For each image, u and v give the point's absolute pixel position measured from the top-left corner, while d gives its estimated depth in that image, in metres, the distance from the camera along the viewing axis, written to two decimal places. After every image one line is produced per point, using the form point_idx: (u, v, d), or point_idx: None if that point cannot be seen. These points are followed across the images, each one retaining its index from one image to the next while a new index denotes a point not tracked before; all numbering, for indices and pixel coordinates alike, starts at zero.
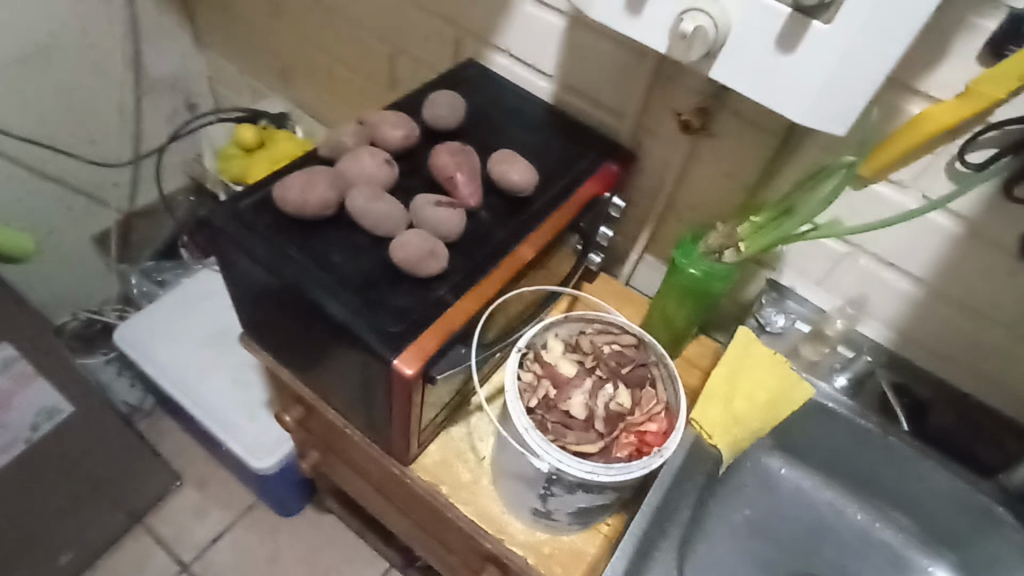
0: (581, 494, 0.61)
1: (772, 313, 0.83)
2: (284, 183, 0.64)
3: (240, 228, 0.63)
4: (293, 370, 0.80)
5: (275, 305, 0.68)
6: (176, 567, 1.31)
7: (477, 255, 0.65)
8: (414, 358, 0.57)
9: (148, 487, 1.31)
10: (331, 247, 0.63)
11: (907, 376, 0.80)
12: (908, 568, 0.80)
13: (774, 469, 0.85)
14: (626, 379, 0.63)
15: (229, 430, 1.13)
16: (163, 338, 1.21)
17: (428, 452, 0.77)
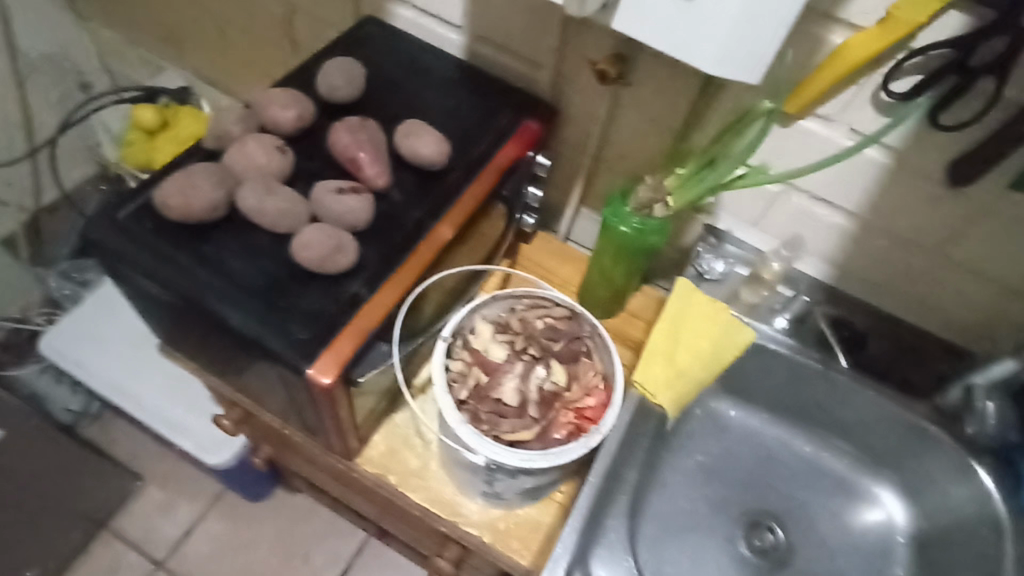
0: (525, 477, 0.59)
1: (711, 259, 0.82)
2: (165, 186, 0.58)
3: (123, 241, 0.57)
4: (219, 372, 0.74)
5: (179, 315, 0.62)
6: (149, 565, 1.27)
7: (391, 241, 0.61)
8: (330, 365, 0.54)
9: (104, 493, 1.26)
10: (227, 252, 0.58)
11: (842, 309, 0.80)
12: (856, 492, 0.82)
13: (723, 412, 0.86)
14: (560, 356, 0.61)
15: (177, 430, 1.08)
16: (95, 343, 1.14)
17: (373, 443, 0.73)
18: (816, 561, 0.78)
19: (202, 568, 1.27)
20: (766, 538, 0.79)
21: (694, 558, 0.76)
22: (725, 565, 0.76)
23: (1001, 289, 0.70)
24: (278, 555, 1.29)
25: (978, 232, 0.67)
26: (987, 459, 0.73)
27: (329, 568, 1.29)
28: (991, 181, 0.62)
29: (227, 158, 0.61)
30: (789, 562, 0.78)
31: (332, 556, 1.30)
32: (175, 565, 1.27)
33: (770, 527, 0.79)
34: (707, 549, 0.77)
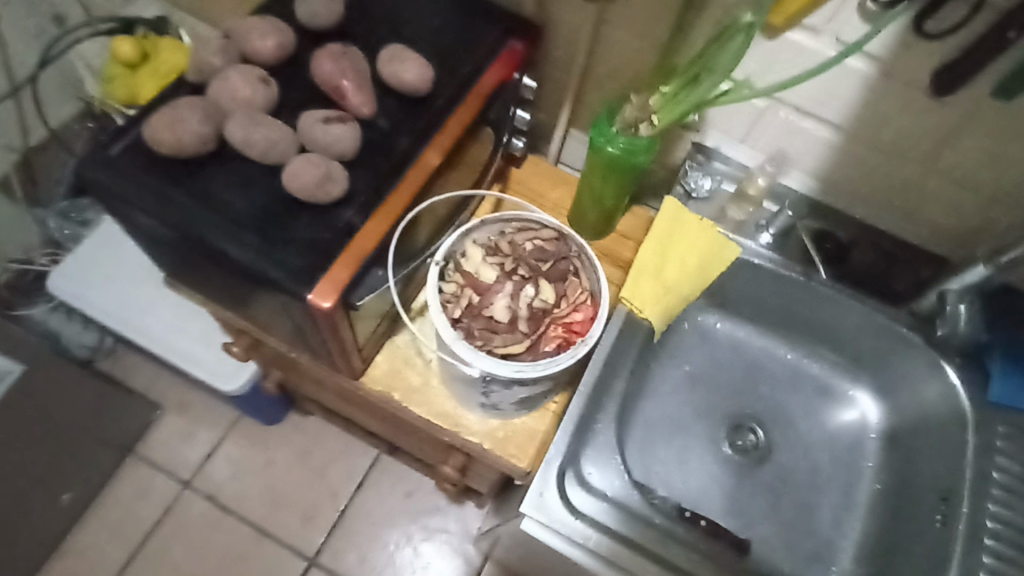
0: (519, 388, 0.64)
1: (699, 176, 0.83)
2: (152, 121, 0.59)
3: (118, 178, 0.59)
4: (225, 303, 0.77)
5: (180, 248, 0.64)
6: (177, 485, 1.35)
7: (381, 169, 0.62)
8: (330, 290, 0.56)
9: (127, 421, 1.33)
10: (220, 185, 0.60)
11: (826, 222, 0.82)
12: (834, 395, 0.87)
13: (710, 324, 0.90)
14: (548, 275, 0.64)
15: (192, 362, 1.13)
16: (101, 280, 1.16)
17: (376, 363, 0.77)
18: (795, 457, 0.83)
19: (226, 486, 1.36)
20: (747, 439, 0.84)
21: (679, 458, 0.82)
22: (709, 464, 0.82)
23: (982, 198, 0.71)
24: (297, 472, 1.38)
25: (959, 141, 0.67)
26: (956, 359, 0.77)
27: (345, 482, 1.38)
28: (977, 89, 0.62)
29: (211, 92, 0.61)
30: (769, 459, 0.83)
31: (347, 471, 1.39)
32: (201, 484, 1.36)
33: (751, 429, 0.85)
34: (692, 451, 0.83)
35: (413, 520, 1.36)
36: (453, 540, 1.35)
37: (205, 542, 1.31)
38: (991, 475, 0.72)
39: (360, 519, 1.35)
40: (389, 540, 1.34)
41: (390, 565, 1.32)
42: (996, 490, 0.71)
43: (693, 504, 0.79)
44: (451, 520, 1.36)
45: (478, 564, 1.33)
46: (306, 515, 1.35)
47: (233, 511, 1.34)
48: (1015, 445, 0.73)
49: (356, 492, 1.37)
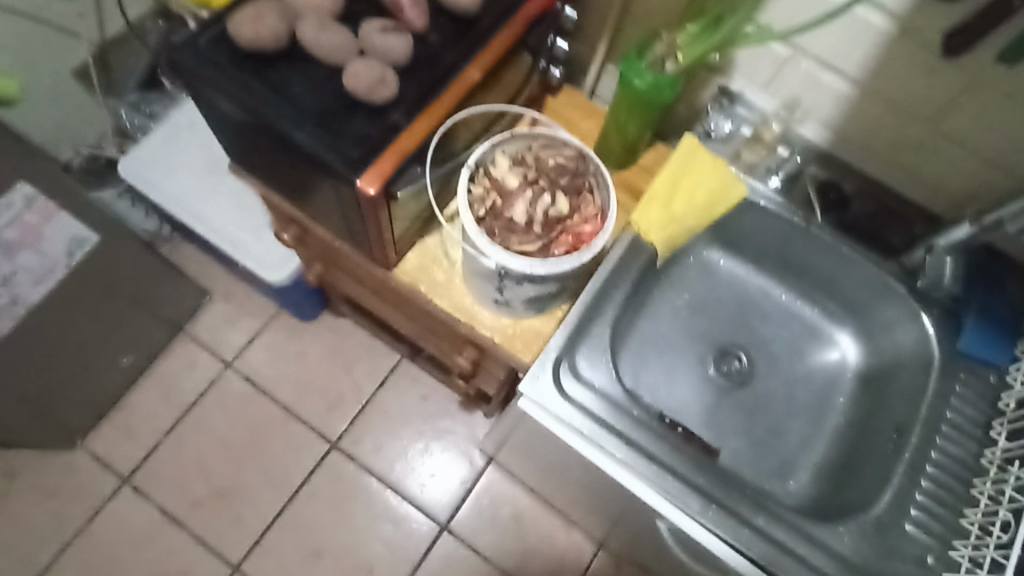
0: (528, 286, 0.73)
1: (720, 119, 0.89)
2: (235, 16, 0.67)
3: (204, 65, 0.68)
4: (280, 191, 0.88)
5: (248, 134, 0.74)
6: (220, 364, 1.51)
7: (427, 78, 0.70)
8: (375, 179, 0.66)
9: (180, 301, 1.48)
10: (289, 80, 0.69)
11: (835, 172, 0.88)
12: (821, 336, 0.95)
13: (713, 260, 0.98)
14: (565, 189, 0.73)
15: (243, 252, 1.26)
16: (167, 167, 1.28)
17: (407, 258, 0.87)
18: (772, 384, 0.92)
19: (263, 370, 1.51)
20: (732, 364, 0.93)
21: (668, 372, 0.92)
22: (694, 381, 0.92)
23: (979, 162, 0.77)
24: (326, 365, 1.52)
25: (965, 103, 0.72)
26: (935, 310, 0.84)
27: (368, 381, 1.52)
28: (985, 52, 0.66)
29: None
30: (749, 383, 0.92)
31: (370, 370, 1.53)
32: (241, 365, 1.51)
33: (737, 356, 0.94)
34: (679, 367, 0.92)
35: (427, 421, 1.50)
36: (460, 442, 1.49)
37: (242, 415, 1.47)
38: (943, 414, 0.80)
39: (379, 414, 1.50)
40: (403, 435, 1.48)
41: (402, 458, 1.47)
42: (944, 427, 0.79)
43: (674, 411, 0.90)
44: (460, 425, 1.50)
45: (480, 465, 1.47)
46: (332, 405, 1.49)
47: (267, 392, 1.49)
48: (970, 393, 0.80)
49: (378, 390, 1.51)
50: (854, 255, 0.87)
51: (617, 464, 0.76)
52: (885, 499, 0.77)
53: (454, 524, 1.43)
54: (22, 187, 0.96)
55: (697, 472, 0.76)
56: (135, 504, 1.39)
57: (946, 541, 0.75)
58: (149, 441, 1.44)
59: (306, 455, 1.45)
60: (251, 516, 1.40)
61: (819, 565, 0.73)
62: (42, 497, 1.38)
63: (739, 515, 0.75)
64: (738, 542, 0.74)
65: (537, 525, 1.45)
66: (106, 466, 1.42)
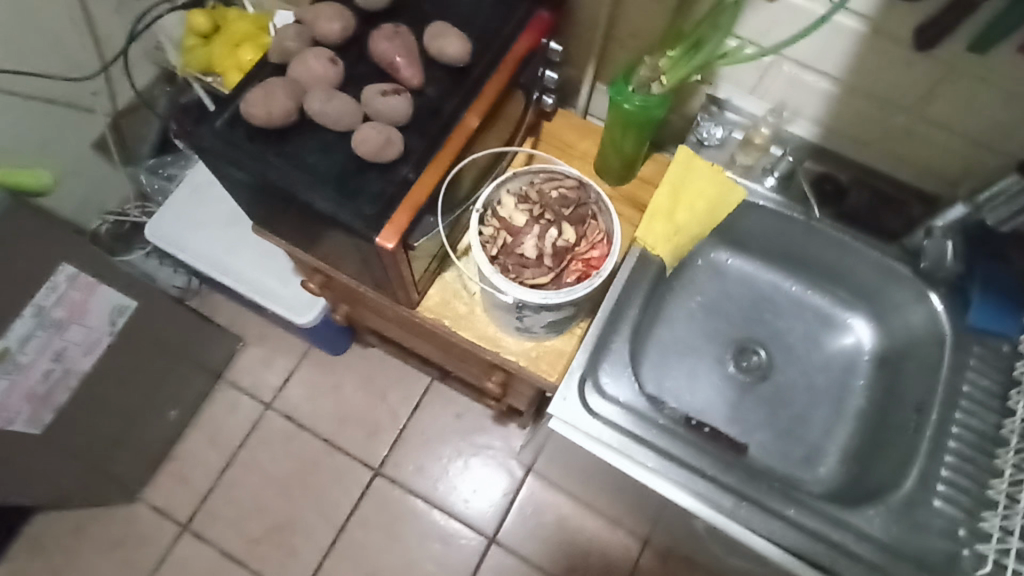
0: (547, 313, 0.77)
1: (711, 126, 0.92)
2: (247, 98, 0.72)
3: (223, 145, 0.73)
4: (303, 247, 0.93)
5: (269, 200, 0.79)
6: (260, 406, 1.58)
7: (430, 132, 0.75)
8: (393, 233, 0.70)
9: (217, 349, 1.54)
10: (303, 149, 0.74)
11: (828, 164, 0.92)
12: (834, 322, 0.98)
13: (722, 260, 1.01)
14: (569, 219, 0.77)
15: (271, 298, 1.31)
16: (191, 226, 1.35)
17: (429, 295, 0.91)
18: (792, 376, 0.96)
19: (302, 407, 1.57)
20: (752, 360, 0.97)
21: (690, 375, 0.96)
22: (716, 380, 0.96)
23: (967, 143, 0.79)
24: (361, 395, 1.58)
25: (945, 91, 0.74)
26: (942, 289, 0.87)
27: (403, 405, 1.57)
28: (955, 45, 0.69)
29: (291, 71, 0.74)
30: (770, 376, 0.96)
31: (404, 395, 1.58)
32: (280, 405, 1.58)
33: (756, 351, 0.97)
34: (701, 369, 0.96)
35: (465, 438, 1.55)
36: (498, 455, 1.54)
37: (287, 452, 1.54)
38: (961, 388, 0.82)
39: (416, 436, 1.55)
40: (443, 454, 1.53)
41: (445, 476, 1.52)
42: (963, 401, 0.82)
43: (699, 412, 0.94)
44: (496, 439, 1.55)
45: (520, 476, 1.52)
46: (371, 432, 1.55)
47: (308, 427, 1.56)
48: (986, 366, 0.83)
49: (413, 413, 1.57)
50: (857, 243, 0.90)
51: (650, 472, 0.79)
52: (912, 479, 0.80)
53: (502, 536, 1.47)
54: (65, 267, 1.03)
55: (726, 472, 0.79)
56: (197, 547, 1.46)
57: (976, 514, 0.77)
58: (203, 486, 1.51)
59: (352, 483, 1.51)
60: (307, 548, 1.46)
61: (854, 549, 0.76)
62: (110, 548, 1.46)
63: (772, 509, 0.78)
64: (773, 535, 0.76)
65: (582, 528, 1.49)
66: (166, 514, 1.49)
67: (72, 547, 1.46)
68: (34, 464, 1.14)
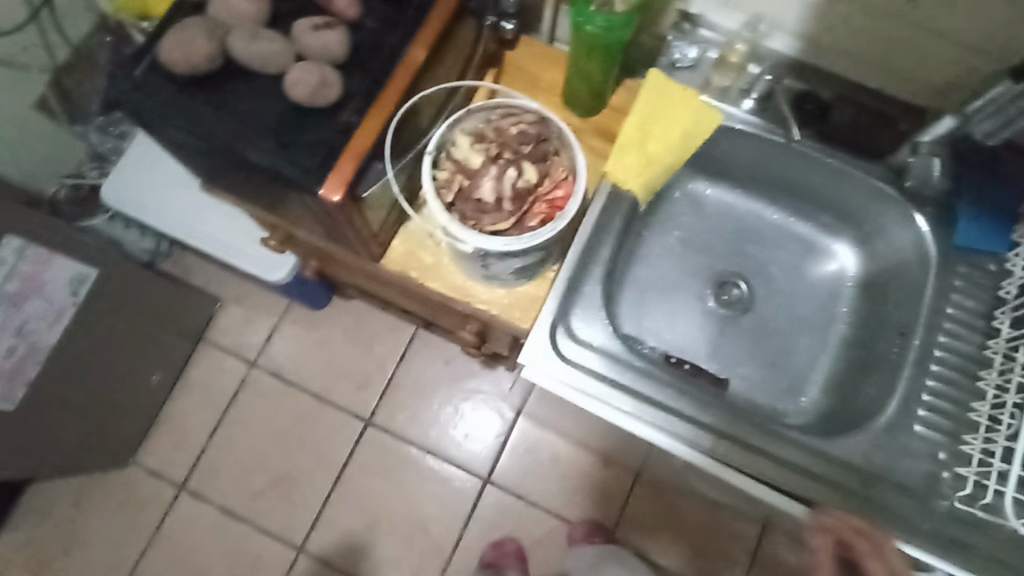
0: (512, 259, 0.73)
1: (684, 46, 0.86)
2: (165, 43, 0.65)
3: (146, 98, 0.67)
4: (256, 203, 0.87)
5: (207, 156, 0.73)
6: (246, 365, 1.56)
7: (373, 70, 0.69)
8: (337, 186, 0.65)
9: (194, 311, 1.51)
10: (234, 97, 0.67)
11: (809, 82, 0.86)
12: (818, 250, 0.94)
13: (700, 191, 0.96)
14: (530, 157, 0.71)
15: (240, 257, 1.26)
16: (146, 187, 1.26)
17: (394, 247, 0.87)
18: (774, 307, 0.93)
19: (287, 363, 1.55)
20: (733, 293, 0.94)
21: (670, 312, 0.92)
22: (696, 316, 0.93)
23: (958, 48, 0.73)
24: (347, 349, 1.56)
25: None
26: (928, 209, 0.82)
27: (390, 356, 1.56)
28: None
29: (212, 10, 0.67)
30: (751, 310, 0.93)
31: (390, 345, 1.56)
32: (265, 362, 1.56)
33: (737, 284, 0.94)
34: (680, 305, 0.93)
35: (454, 384, 1.54)
36: (489, 398, 1.54)
37: (276, 408, 1.53)
38: (944, 311, 0.80)
39: (405, 385, 1.54)
40: (434, 401, 1.53)
41: (437, 423, 1.52)
42: (947, 323, 0.79)
43: (679, 350, 0.91)
44: (485, 383, 1.54)
45: (512, 418, 1.52)
46: (360, 385, 1.54)
47: (295, 383, 1.54)
48: (971, 286, 0.80)
49: (400, 362, 1.55)
50: (841, 165, 0.84)
51: (627, 416, 0.77)
52: (893, 405, 0.78)
53: (497, 476, 1.49)
54: (11, 240, 0.99)
55: (704, 411, 0.78)
56: (196, 507, 1.47)
57: (957, 437, 0.76)
58: (196, 447, 1.51)
59: (344, 435, 1.51)
60: (305, 501, 1.47)
61: (833, 479, 0.76)
62: (110, 513, 1.47)
63: (751, 446, 0.77)
64: (753, 471, 0.76)
65: (575, 464, 1.49)
66: (162, 477, 1.49)
67: (73, 514, 1.47)
68: (25, 442, 1.12)
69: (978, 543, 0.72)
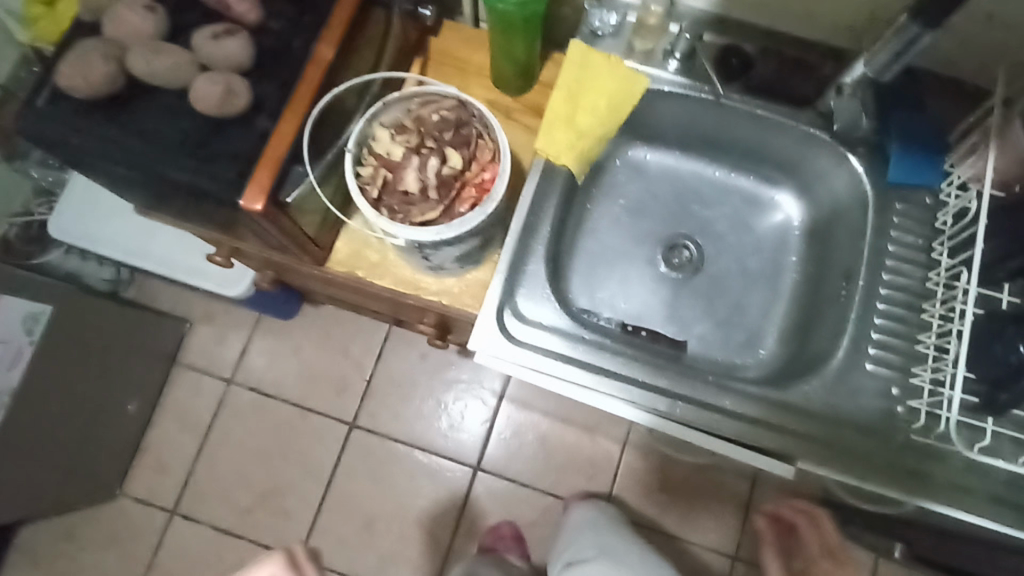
0: (448, 248, 0.73)
1: (603, 13, 0.85)
2: (62, 68, 0.64)
3: (52, 127, 0.65)
4: (192, 219, 0.86)
5: (127, 178, 0.72)
6: (222, 382, 1.54)
7: (282, 73, 0.68)
8: (257, 195, 0.63)
9: (162, 335, 1.49)
10: (142, 116, 0.66)
11: (733, 35, 0.86)
12: (761, 201, 0.95)
13: (640, 156, 0.96)
14: (453, 143, 0.71)
15: (199, 276, 1.24)
16: (95, 217, 1.24)
17: (338, 248, 0.85)
18: (724, 264, 0.93)
19: (263, 376, 1.54)
20: (682, 255, 0.94)
21: (621, 281, 0.93)
22: (648, 282, 0.93)
23: None
24: (322, 354, 1.54)
25: None
26: (861, 149, 0.82)
27: (366, 356, 1.54)
28: None
29: (108, 30, 0.65)
30: (702, 269, 0.93)
31: (366, 345, 1.55)
32: (242, 377, 1.54)
33: (686, 246, 0.94)
34: (631, 273, 0.93)
35: (434, 376, 1.53)
36: (470, 386, 1.52)
37: (258, 421, 1.51)
38: (886, 248, 0.80)
39: (385, 383, 1.52)
40: (416, 396, 1.51)
41: (421, 416, 1.50)
42: (889, 260, 0.80)
43: (635, 318, 0.91)
44: (464, 371, 1.53)
45: (496, 404, 1.51)
46: (339, 390, 1.52)
47: (275, 395, 1.52)
48: (909, 220, 0.80)
49: (378, 361, 1.54)
50: (772, 115, 0.84)
51: (583, 389, 0.77)
52: (844, 347, 0.79)
53: (486, 462, 1.48)
54: None
55: (659, 375, 0.78)
56: (190, 528, 1.46)
57: (907, 370, 0.77)
58: (182, 470, 1.49)
59: (329, 440, 1.49)
60: (298, 509, 1.46)
61: (789, 426, 0.77)
62: (105, 546, 1.46)
63: (708, 404, 0.78)
64: (712, 428, 0.77)
65: (564, 440, 1.48)
66: (152, 503, 1.48)
67: (67, 551, 1.46)
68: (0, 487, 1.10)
69: (934, 471, 0.74)
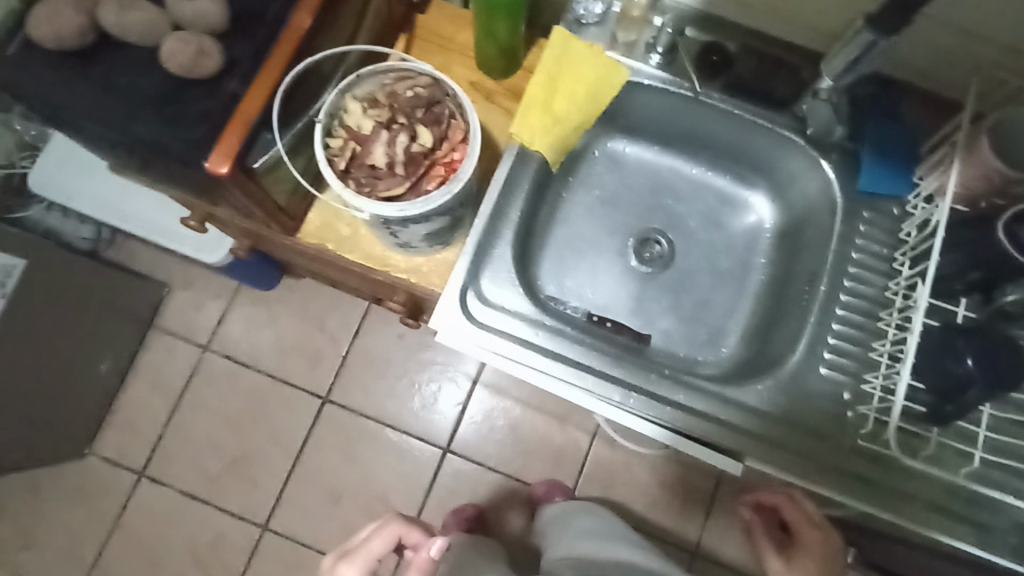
0: (415, 226, 0.73)
1: (589, 2, 0.86)
2: (33, 17, 0.63)
3: (21, 77, 0.65)
4: (166, 181, 0.85)
5: (98, 134, 0.72)
6: (197, 349, 1.53)
7: (258, 37, 0.68)
8: (222, 158, 0.63)
9: (140, 297, 1.48)
10: (114, 72, 0.66)
11: (716, 33, 0.87)
12: (736, 202, 0.95)
13: (619, 149, 0.96)
14: (424, 121, 0.71)
15: (175, 240, 1.24)
16: (73, 174, 1.24)
17: (309, 220, 0.85)
18: (694, 261, 0.94)
19: (239, 345, 1.53)
20: (653, 250, 0.94)
21: (591, 271, 0.93)
22: (617, 274, 0.93)
23: None
24: (300, 327, 1.54)
25: None
26: (833, 155, 0.83)
27: (343, 332, 1.54)
28: None
29: None
30: (671, 265, 0.94)
31: (344, 321, 1.54)
32: (218, 345, 1.53)
33: (657, 240, 0.95)
34: (602, 263, 0.94)
35: (410, 356, 1.52)
36: (445, 369, 1.52)
37: (232, 391, 1.51)
38: (849, 255, 0.81)
39: (360, 360, 1.52)
40: (390, 375, 1.51)
41: (394, 395, 1.51)
42: (851, 267, 0.81)
43: (602, 309, 0.92)
44: (440, 353, 1.53)
45: (469, 388, 1.51)
46: (313, 364, 1.52)
47: (249, 364, 1.52)
48: (875, 229, 0.82)
49: (355, 337, 1.54)
50: (747, 116, 0.85)
51: (539, 374, 0.78)
52: (800, 350, 0.80)
53: (456, 445, 1.48)
54: None
55: (615, 365, 0.79)
56: (156, 491, 1.46)
57: (859, 376, 0.79)
58: (152, 434, 1.49)
59: (301, 412, 1.49)
60: (267, 479, 1.47)
61: (739, 424, 0.78)
62: (71, 503, 1.46)
63: (659, 396, 0.78)
64: (661, 420, 0.78)
65: (534, 428, 1.48)
66: (119, 464, 1.48)
67: (33, 506, 1.46)
68: None
69: (878, 476, 0.75)
